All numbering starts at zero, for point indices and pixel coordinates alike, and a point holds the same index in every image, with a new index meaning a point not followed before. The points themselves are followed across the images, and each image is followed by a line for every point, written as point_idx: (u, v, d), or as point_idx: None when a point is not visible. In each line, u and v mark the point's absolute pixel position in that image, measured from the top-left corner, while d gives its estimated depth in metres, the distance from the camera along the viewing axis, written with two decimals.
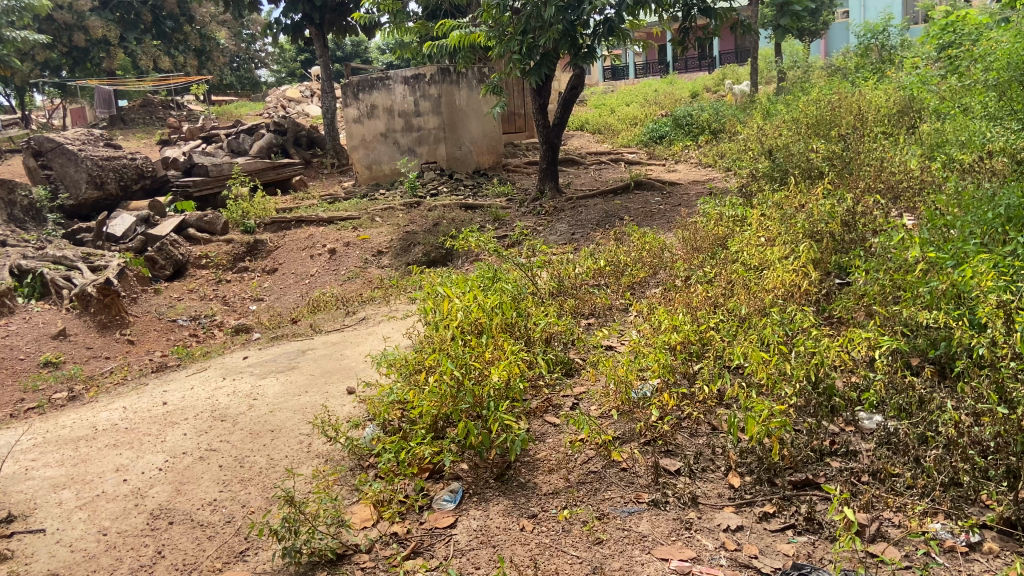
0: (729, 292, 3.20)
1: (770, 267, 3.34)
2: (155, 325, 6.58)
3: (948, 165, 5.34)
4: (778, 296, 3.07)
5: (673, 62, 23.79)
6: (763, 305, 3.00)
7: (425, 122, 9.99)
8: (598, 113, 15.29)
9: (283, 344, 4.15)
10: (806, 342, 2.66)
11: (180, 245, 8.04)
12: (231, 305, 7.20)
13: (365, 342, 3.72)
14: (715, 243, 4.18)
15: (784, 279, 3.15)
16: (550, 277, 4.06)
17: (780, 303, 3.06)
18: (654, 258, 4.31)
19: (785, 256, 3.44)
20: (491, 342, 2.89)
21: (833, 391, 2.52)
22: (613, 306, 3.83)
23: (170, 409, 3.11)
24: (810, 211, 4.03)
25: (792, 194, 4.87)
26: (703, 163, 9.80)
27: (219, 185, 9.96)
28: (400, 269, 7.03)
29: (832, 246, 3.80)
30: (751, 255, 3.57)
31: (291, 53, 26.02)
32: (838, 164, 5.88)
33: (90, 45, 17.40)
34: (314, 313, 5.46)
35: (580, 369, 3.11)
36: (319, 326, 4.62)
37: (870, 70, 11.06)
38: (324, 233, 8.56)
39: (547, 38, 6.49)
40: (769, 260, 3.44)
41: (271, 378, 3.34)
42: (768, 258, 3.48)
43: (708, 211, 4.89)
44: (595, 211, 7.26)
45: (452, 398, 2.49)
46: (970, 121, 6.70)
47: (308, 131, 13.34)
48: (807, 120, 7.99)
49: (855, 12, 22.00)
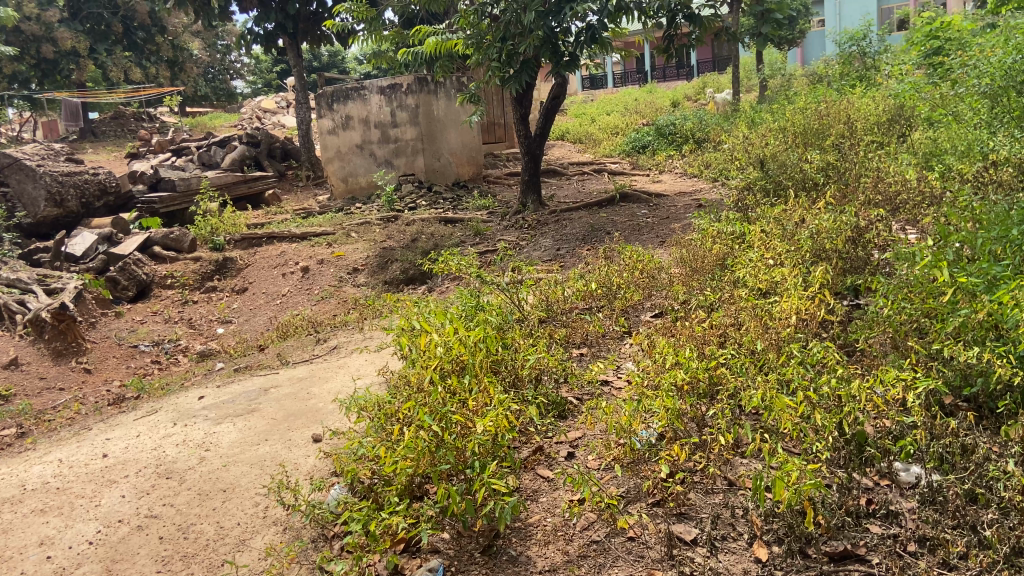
0: (741, 322, 2.88)
1: (784, 292, 3.03)
2: (115, 351, 6.18)
3: (948, 175, 5.09)
4: (796, 330, 2.76)
5: (651, 72, 23.69)
6: (780, 339, 2.70)
7: (402, 133, 9.65)
8: (578, 122, 15.06)
9: (245, 379, 3.78)
10: (834, 381, 2.37)
11: (144, 264, 7.64)
12: (197, 327, 6.80)
13: (334, 378, 3.37)
14: (714, 263, 3.88)
15: (800, 305, 2.84)
16: (537, 303, 3.74)
17: (798, 336, 2.75)
18: (648, 280, 4.00)
19: (798, 280, 3.13)
20: (475, 385, 2.56)
21: (864, 439, 2.22)
22: (606, 334, 3.52)
23: (110, 465, 2.75)
24: (814, 226, 3.74)
25: (790, 208, 4.60)
26: (688, 173, 9.54)
27: (187, 201, 9.55)
28: (376, 288, 6.69)
29: (842, 266, 3.52)
30: (758, 281, 3.28)
31: (268, 64, 25.66)
32: (833, 175, 5.62)
33: (59, 57, 16.87)
34: (283, 339, 5.11)
35: (577, 410, 2.79)
36: (287, 356, 4.27)
37: (855, 78, 10.86)
38: (297, 249, 8.18)
39: (528, 45, 6.19)
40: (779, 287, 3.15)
41: (227, 423, 2.98)
42: (780, 284, 3.18)
43: (702, 226, 4.60)
44: (579, 224, 6.98)
45: (431, 457, 2.15)
46: (965, 129, 6.46)
47: (282, 143, 12.98)
48: (795, 129, 7.77)
49: (831, 21, 22.06)
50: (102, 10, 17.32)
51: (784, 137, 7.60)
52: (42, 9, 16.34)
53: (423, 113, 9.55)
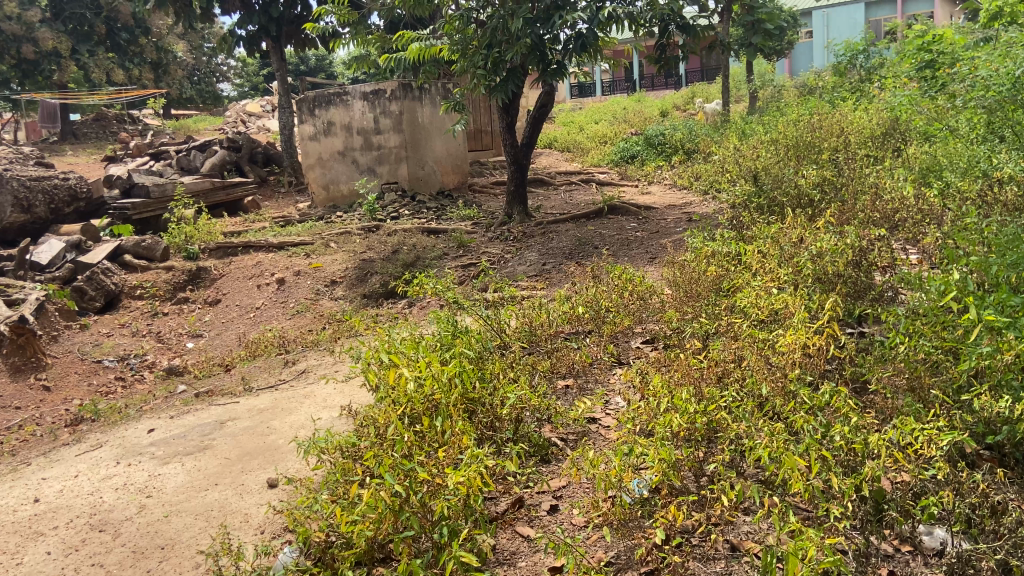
0: (744, 358, 2.63)
1: (790, 325, 2.79)
2: (77, 367, 5.87)
3: (948, 193, 4.88)
4: (802, 370, 2.52)
5: (639, 80, 23.59)
6: (785, 379, 2.46)
7: (386, 140, 9.25)
8: (566, 130, 14.85)
9: (204, 407, 3.50)
10: (848, 430, 2.12)
11: (113, 273, 7.32)
12: (165, 342, 6.49)
13: (298, 409, 3.09)
14: (709, 285, 3.64)
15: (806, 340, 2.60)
16: (520, 329, 3.49)
17: (804, 375, 2.50)
18: (639, 303, 3.76)
19: (804, 311, 2.90)
20: (448, 429, 2.30)
21: (882, 497, 1.99)
22: (595, 364, 3.27)
23: (40, 513, 2.48)
24: (814, 247, 3.51)
25: (787, 226, 4.37)
26: (678, 185, 9.33)
27: (161, 207, 9.23)
28: (354, 302, 6.43)
29: (846, 293, 3.29)
30: (757, 309, 3.04)
31: (254, 66, 25.38)
32: (830, 190, 5.39)
33: (40, 58, 16.47)
34: (251, 359, 4.83)
35: (561, 455, 2.53)
36: (251, 380, 3.99)
37: (848, 90, 10.68)
38: (273, 260, 7.89)
39: (514, 53, 5.95)
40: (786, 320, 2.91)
41: (174, 464, 2.71)
42: (787, 315, 2.94)
43: (695, 245, 4.35)
44: (566, 238, 6.74)
45: (393, 520, 1.89)
46: (964, 145, 6.27)
47: (263, 148, 12.70)
48: (787, 141, 7.57)
49: (820, 32, 22.05)
50: (85, 10, 16.94)
51: (775, 150, 7.40)
52: (23, 9, 15.96)
53: (407, 121, 9.10)
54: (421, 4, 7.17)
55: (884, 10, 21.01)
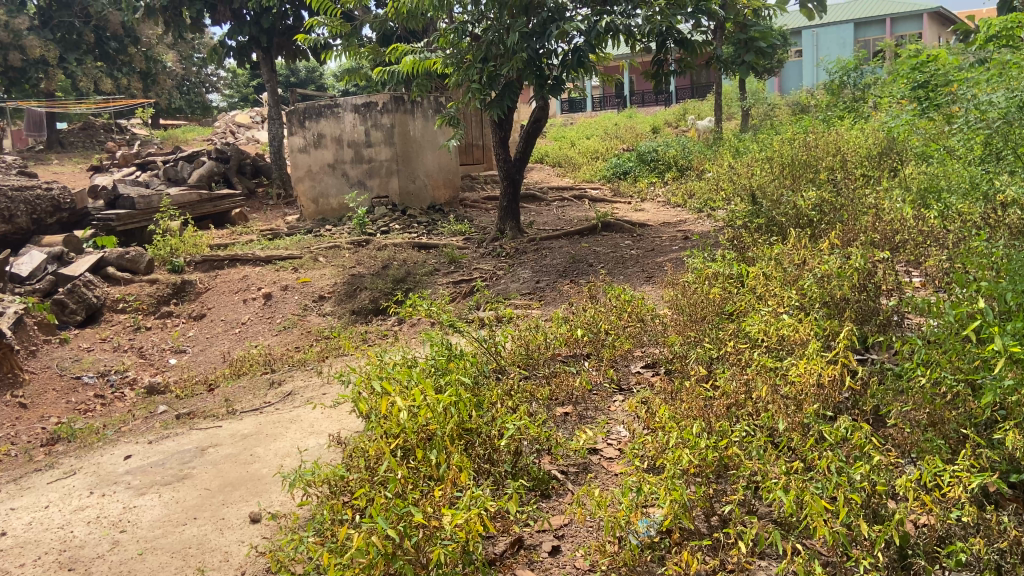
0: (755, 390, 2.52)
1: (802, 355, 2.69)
2: (55, 384, 5.68)
3: (950, 215, 4.79)
4: (816, 403, 2.41)
5: (630, 97, 23.63)
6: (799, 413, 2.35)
7: (376, 153, 9.18)
8: (558, 145, 14.78)
9: (185, 430, 3.35)
10: (869, 470, 2.01)
11: (95, 286, 7.14)
12: (147, 358, 6.31)
13: (284, 436, 2.95)
14: (710, 306, 3.55)
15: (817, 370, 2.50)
16: (516, 352, 3.36)
17: (818, 407, 2.39)
18: (639, 326, 3.65)
19: (815, 340, 2.79)
20: (445, 463, 2.18)
21: (906, 542, 1.88)
22: (595, 390, 3.17)
23: (6, 549, 2.33)
24: (818, 269, 3.42)
25: (789, 247, 4.27)
26: (671, 203, 9.26)
27: (146, 219, 9.04)
28: (343, 318, 6.29)
29: (854, 318, 3.19)
30: (765, 336, 2.93)
31: (245, 78, 25.29)
32: (829, 210, 5.30)
33: (27, 65, 16.27)
34: (236, 378, 4.68)
35: (562, 490, 2.41)
36: (236, 402, 3.84)
37: (842, 109, 10.65)
38: (260, 274, 7.73)
39: (510, 66, 5.86)
40: (798, 351, 2.79)
41: (151, 495, 2.56)
42: (799, 344, 2.83)
43: (696, 265, 4.24)
44: (560, 255, 6.63)
45: (385, 566, 1.76)
46: (961, 166, 6.20)
47: (253, 160, 12.56)
48: (781, 160, 7.51)
49: (809, 52, 22.18)
50: (74, 18, 16.75)
51: (770, 169, 7.33)
52: (11, 17, 15.73)
53: (398, 133, 9.05)
54: (414, 17, 7.07)
55: (872, 31, 21.19)
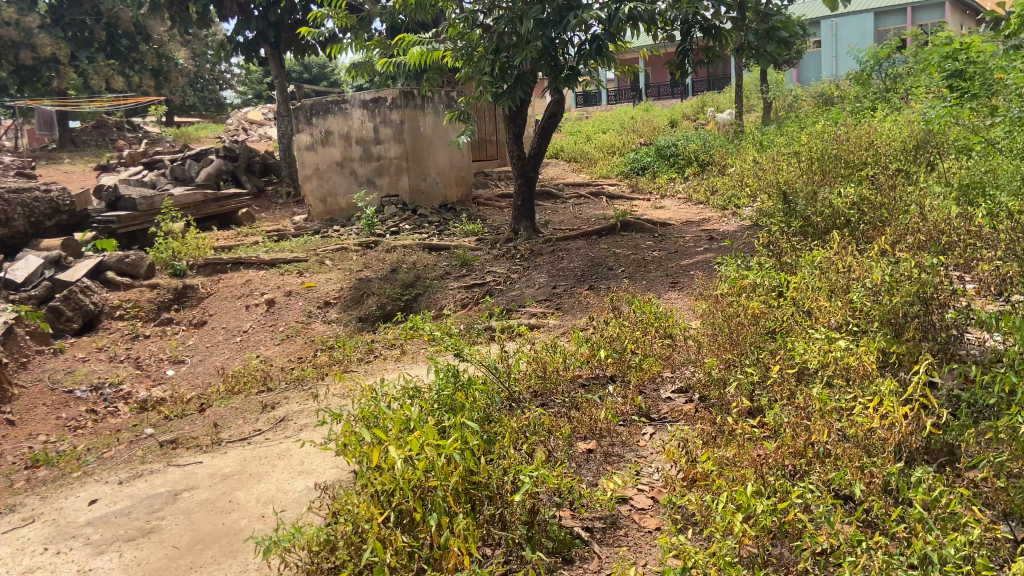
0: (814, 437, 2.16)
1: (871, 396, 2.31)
2: (46, 398, 5.37)
3: (1005, 216, 4.34)
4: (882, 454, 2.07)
5: (645, 90, 23.16)
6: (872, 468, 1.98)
7: (385, 151, 8.84)
8: (573, 140, 14.36)
9: (161, 465, 3.00)
10: (968, 546, 1.65)
11: (93, 292, 6.83)
12: (144, 369, 6.00)
13: (269, 478, 2.62)
14: (746, 319, 3.18)
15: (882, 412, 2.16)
16: (531, 376, 3.02)
17: (891, 459, 2.02)
18: (668, 347, 3.28)
19: (879, 371, 2.42)
20: (447, 529, 1.84)
21: None
22: (622, 422, 2.81)
23: None
24: (870, 280, 3.04)
25: (830, 253, 3.88)
26: (693, 199, 8.84)
27: (148, 220, 8.73)
28: (349, 326, 5.96)
29: (918, 336, 2.80)
30: (821, 365, 2.56)
31: (258, 74, 25.06)
32: (869, 209, 4.84)
33: (38, 64, 16.01)
34: (230, 397, 4.36)
35: (588, 553, 2.06)
36: (227, 428, 3.51)
37: (872, 100, 10.16)
38: (264, 278, 7.40)
39: (524, 57, 5.47)
40: (862, 386, 2.42)
41: (111, 554, 2.23)
42: (863, 376, 2.46)
43: (728, 275, 3.86)
44: (578, 258, 6.26)
45: None
46: (1007, 160, 5.74)
47: (262, 158, 12.29)
48: (810, 154, 7.07)
49: (829, 43, 21.61)
50: (85, 17, 16.47)
51: (799, 165, 6.90)
52: (21, 15, 15.45)
53: (408, 130, 8.72)
54: (423, 7, 6.66)
55: (893, 20, 20.54)
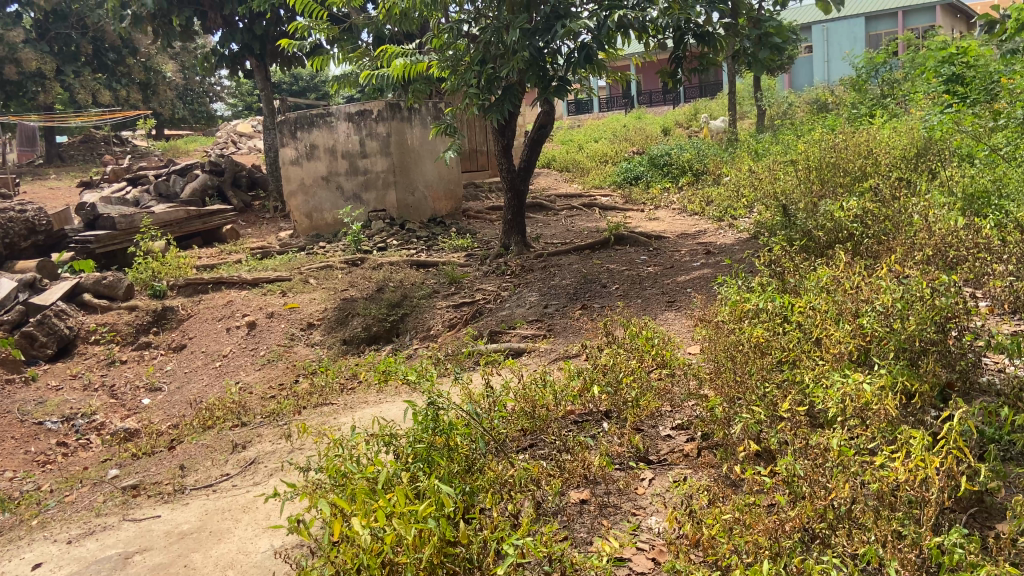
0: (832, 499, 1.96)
1: (896, 449, 2.09)
2: (14, 431, 5.08)
3: (1015, 228, 4.12)
4: (908, 520, 1.87)
5: (637, 97, 23.05)
6: (899, 537, 1.77)
7: (371, 164, 8.62)
8: (565, 149, 14.16)
9: (116, 520, 2.75)
10: None
11: (68, 316, 6.57)
12: (119, 398, 5.73)
13: (229, 537, 2.37)
14: (750, 348, 2.95)
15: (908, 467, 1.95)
16: (520, 414, 2.79)
17: (919, 527, 1.80)
18: (667, 380, 3.05)
19: (903, 420, 2.20)
20: None
21: None
22: (618, 468, 2.58)
23: None
24: (878, 302, 2.83)
25: (834, 271, 3.67)
26: (688, 210, 8.63)
27: (128, 239, 8.45)
28: (333, 349, 5.72)
29: (936, 366, 2.60)
30: (839, 409, 2.33)
31: (248, 86, 24.85)
32: (872, 221, 4.61)
33: (23, 79, 15.71)
34: (205, 431, 4.11)
35: None
36: (194, 472, 3.26)
37: (869, 106, 9.98)
38: (246, 298, 7.15)
39: (510, 68, 5.26)
40: (884, 434, 2.20)
41: None
42: (882, 418, 2.25)
43: (729, 297, 3.65)
44: (570, 274, 6.05)
45: None
46: (1010, 169, 5.53)
47: (248, 171, 12.06)
48: (808, 163, 6.87)
49: (821, 48, 21.52)
50: (70, 30, 16.23)
51: (796, 175, 6.72)
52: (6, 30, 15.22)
53: (395, 142, 8.49)
54: (407, 17, 6.43)
55: (884, 24, 20.39)
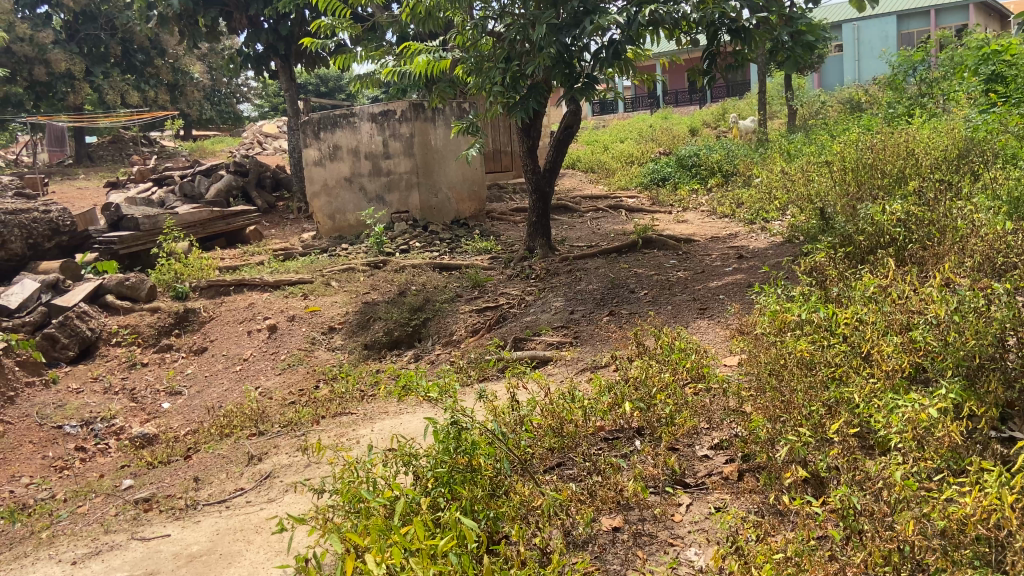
0: (893, 543, 1.79)
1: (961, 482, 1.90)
2: (32, 436, 4.99)
3: None
4: (977, 562, 1.70)
5: (663, 97, 22.79)
6: None
7: (395, 165, 8.49)
8: (591, 150, 13.96)
9: (122, 540, 2.63)
10: None
11: (90, 318, 6.51)
12: (139, 401, 5.64)
13: (239, 563, 2.24)
14: (793, 364, 2.78)
15: (979, 507, 1.77)
16: (548, 431, 2.64)
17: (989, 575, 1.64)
18: (703, 396, 2.88)
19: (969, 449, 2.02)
20: None
21: None
22: (652, 493, 2.41)
23: None
24: (932, 313, 2.65)
25: (879, 279, 3.47)
26: (718, 212, 8.41)
27: (151, 240, 8.39)
28: (355, 353, 5.60)
29: (1002, 387, 2.38)
30: (898, 438, 2.14)
31: (274, 87, 24.94)
32: (917, 225, 4.36)
33: (53, 79, 15.83)
34: (222, 439, 4.00)
35: None
36: (207, 486, 3.13)
37: (907, 106, 9.66)
38: (268, 301, 7.06)
39: (536, 65, 5.09)
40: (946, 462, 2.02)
41: None
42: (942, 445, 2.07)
43: (768, 307, 3.48)
44: (597, 278, 5.87)
45: None
46: None
47: (273, 172, 12.02)
48: (844, 163, 6.62)
49: (851, 47, 21.03)
50: (99, 31, 16.31)
51: (831, 177, 6.48)
52: (36, 31, 15.34)
53: (418, 143, 8.36)
54: (431, 16, 6.27)
55: (916, 23, 19.93)
